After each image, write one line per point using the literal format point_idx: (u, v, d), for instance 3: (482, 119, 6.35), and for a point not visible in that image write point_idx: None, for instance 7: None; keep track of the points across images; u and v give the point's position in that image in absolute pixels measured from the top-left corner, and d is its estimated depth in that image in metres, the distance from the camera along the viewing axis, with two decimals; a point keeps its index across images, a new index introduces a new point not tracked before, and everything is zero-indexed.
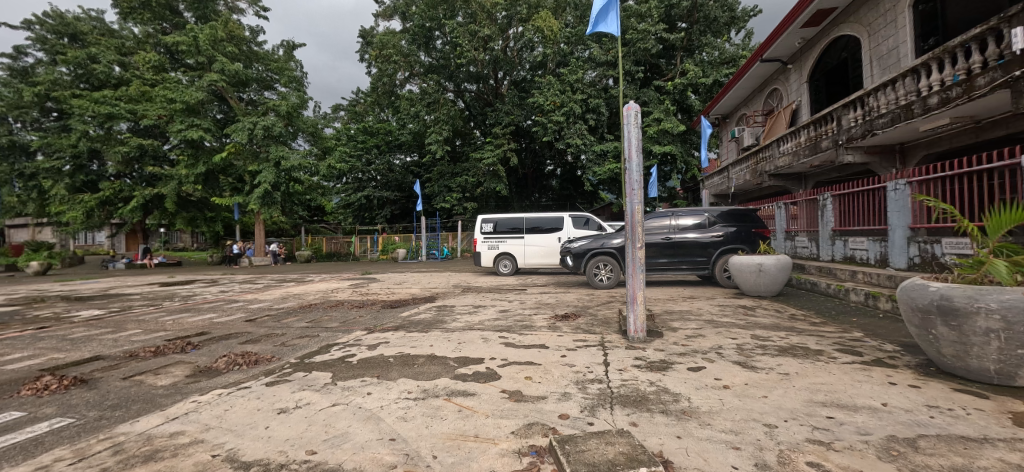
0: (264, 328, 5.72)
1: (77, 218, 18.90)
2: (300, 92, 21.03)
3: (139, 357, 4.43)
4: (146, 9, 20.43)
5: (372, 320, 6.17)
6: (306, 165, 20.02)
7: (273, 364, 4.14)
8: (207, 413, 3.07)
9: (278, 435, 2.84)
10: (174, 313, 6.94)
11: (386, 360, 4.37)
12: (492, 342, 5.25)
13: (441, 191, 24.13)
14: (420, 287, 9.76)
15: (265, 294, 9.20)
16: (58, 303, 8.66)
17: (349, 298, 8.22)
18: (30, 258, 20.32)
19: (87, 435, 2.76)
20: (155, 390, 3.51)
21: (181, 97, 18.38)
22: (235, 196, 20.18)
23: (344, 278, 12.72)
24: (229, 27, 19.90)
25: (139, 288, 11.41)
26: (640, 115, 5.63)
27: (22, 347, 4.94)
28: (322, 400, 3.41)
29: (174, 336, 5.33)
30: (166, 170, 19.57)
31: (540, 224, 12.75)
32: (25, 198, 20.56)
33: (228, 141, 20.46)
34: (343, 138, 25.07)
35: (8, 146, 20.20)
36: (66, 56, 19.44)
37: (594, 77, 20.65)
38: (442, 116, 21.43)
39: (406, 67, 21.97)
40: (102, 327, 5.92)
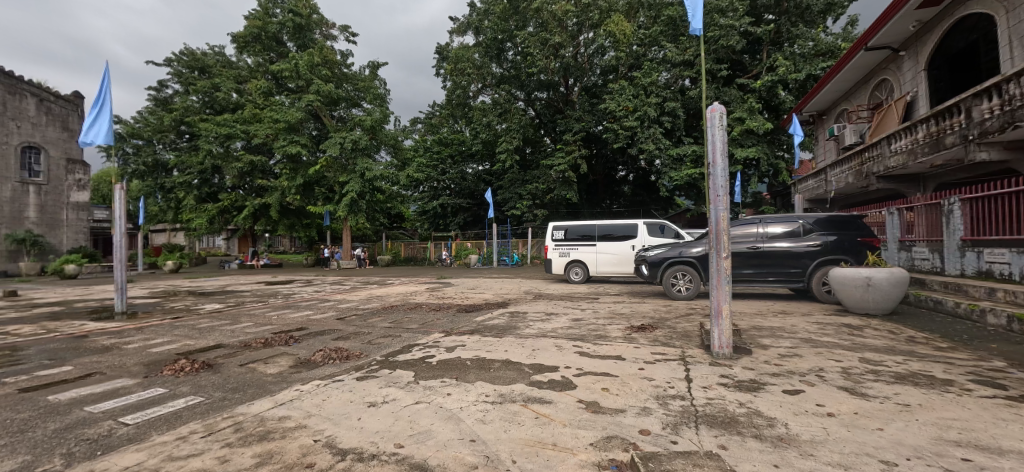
0: (352, 326, 6.15)
1: (202, 224, 21.94)
2: (383, 108, 22.64)
3: (252, 347, 4.98)
4: (258, 42, 23.36)
5: (449, 323, 6.37)
6: (387, 175, 21.49)
7: (362, 360, 4.43)
8: (307, 402, 3.34)
9: (369, 427, 3.01)
10: (278, 309, 7.73)
11: (463, 363, 4.47)
12: (566, 351, 5.16)
13: (512, 198, 24.58)
14: (493, 293, 9.95)
15: (353, 294, 9.94)
16: (188, 297, 10.05)
17: (427, 301, 8.60)
18: (166, 258, 23.92)
19: (214, 413, 3.14)
20: (265, 377, 3.91)
21: (285, 117, 20.70)
22: (327, 205, 22.11)
23: (422, 282, 13.37)
24: (324, 52, 22.08)
25: (249, 286, 12.88)
26: (726, 116, 5.21)
27: (163, 333, 5.80)
28: (407, 397, 3.56)
29: (279, 329, 5.94)
30: (271, 182, 22.03)
31: (612, 231, 12.43)
32: (165, 208, 24.30)
33: (321, 155, 22.50)
34: (420, 149, 26.53)
35: (152, 165, 24.05)
36: (197, 87, 22.80)
37: (669, 78, 19.90)
38: (513, 126, 21.84)
39: (479, 79, 22.72)
40: (221, 319, 6.77)
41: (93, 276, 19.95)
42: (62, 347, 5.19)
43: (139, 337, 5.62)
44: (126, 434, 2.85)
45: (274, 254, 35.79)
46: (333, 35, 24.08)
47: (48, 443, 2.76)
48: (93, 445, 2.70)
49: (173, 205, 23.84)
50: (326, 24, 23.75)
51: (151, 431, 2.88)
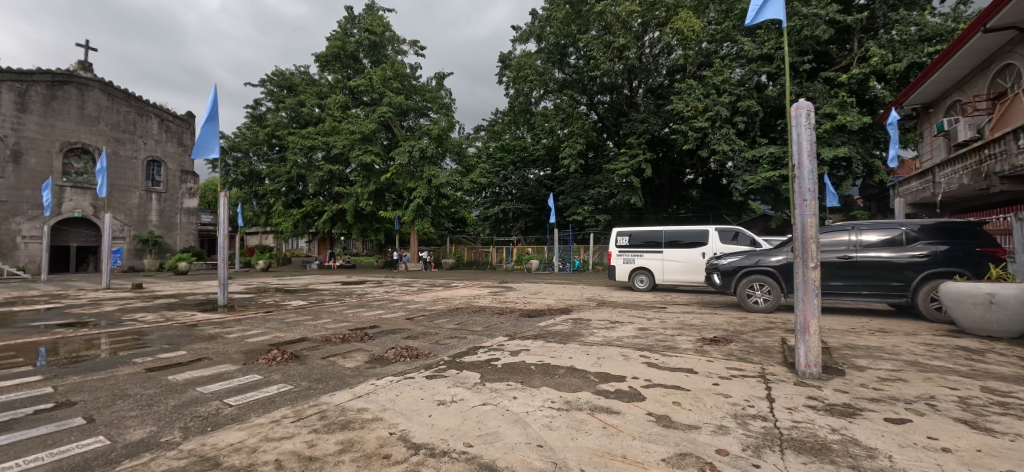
0: (420, 326, 6.40)
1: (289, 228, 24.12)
2: (448, 117, 23.63)
3: (332, 342, 5.35)
4: (337, 60, 25.32)
5: (513, 327, 6.41)
6: (451, 181, 22.30)
7: (431, 359, 4.58)
8: (382, 396, 3.51)
9: (439, 425, 3.08)
10: (354, 308, 8.25)
11: (529, 367, 4.46)
12: (633, 360, 4.97)
13: (574, 203, 24.36)
14: (555, 298, 9.89)
15: (420, 296, 10.36)
16: (277, 294, 11.06)
17: (490, 304, 8.73)
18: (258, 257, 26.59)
19: (303, 400, 3.40)
20: (345, 370, 4.17)
21: (361, 129, 22.23)
22: (397, 210, 23.33)
23: (484, 285, 13.64)
24: (395, 67, 23.46)
25: (328, 285, 13.91)
26: (814, 114, 4.76)
27: (257, 325, 6.42)
28: (473, 398, 3.60)
29: (355, 326, 6.33)
30: (348, 189, 23.69)
31: (680, 237, 11.86)
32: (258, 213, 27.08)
33: (392, 163, 23.81)
34: (483, 156, 27.18)
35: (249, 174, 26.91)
36: (285, 103, 25.17)
37: (743, 75, 18.86)
38: (576, 130, 21.67)
39: (541, 85, 22.90)
40: (305, 315, 7.35)
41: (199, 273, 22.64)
42: (179, 334, 5.94)
43: (238, 328, 6.27)
44: (231, 414, 3.18)
45: (349, 256, 38.40)
46: (403, 50, 25.54)
47: (171, 416, 3.16)
48: (204, 422, 3.04)
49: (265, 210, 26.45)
50: (397, 40, 25.28)
51: (250, 412, 3.18)
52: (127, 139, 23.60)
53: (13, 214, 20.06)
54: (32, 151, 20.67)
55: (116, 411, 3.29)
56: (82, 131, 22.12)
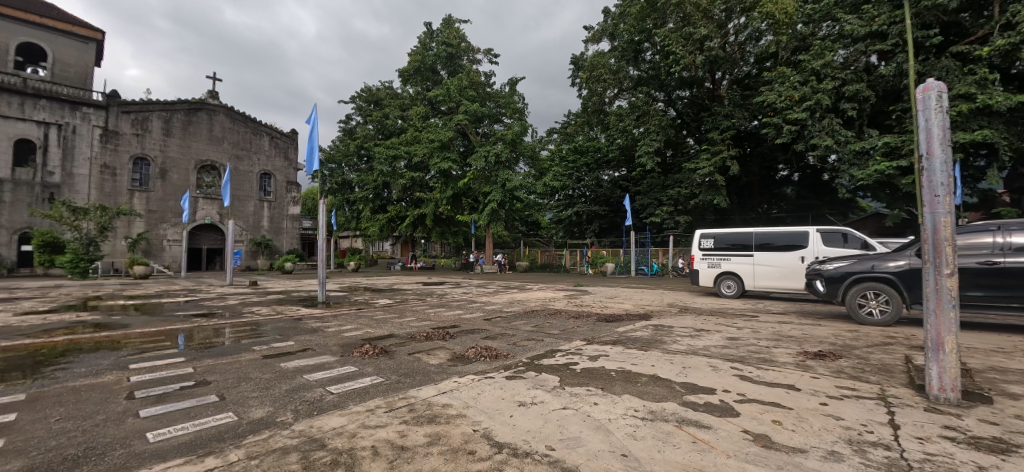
0: (498, 327, 6.53)
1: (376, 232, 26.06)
2: (521, 121, 24.13)
3: (417, 339, 5.65)
4: (418, 73, 26.89)
5: (590, 332, 6.28)
6: (525, 185, 22.65)
7: (510, 360, 4.64)
8: (465, 394, 3.62)
9: (521, 426, 3.09)
10: (435, 307, 8.65)
11: (609, 373, 4.34)
12: (722, 372, 4.61)
13: (651, 204, 23.42)
14: (633, 303, 9.54)
15: (497, 297, 10.59)
16: (367, 292, 11.96)
17: (566, 308, 8.67)
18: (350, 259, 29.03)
19: (394, 392, 3.63)
20: (429, 367, 4.38)
21: (439, 137, 23.38)
22: (473, 214, 24.15)
23: (559, 289, 13.60)
24: (471, 76, 24.39)
25: (411, 285, 14.75)
26: (947, 95, 4.04)
27: (350, 321, 7.00)
28: (554, 401, 3.57)
29: (437, 325, 6.63)
30: (428, 195, 24.98)
31: (774, 240, 10.84)
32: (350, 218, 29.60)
33: (468, 169, 24.66)
34: (556, 158, 27.05)
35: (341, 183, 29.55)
36: (372, 117, 27.29)
37: (847, 56, 16.99)
38: (653, 128, 20.80)
39: (615, 83, 22.35)
40: (392, 313, 7.86)
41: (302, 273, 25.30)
42: (288, 326, 6.68)
43: (334, 323, 6.87)
44: (333, 400, 3.48)
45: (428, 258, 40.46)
46: (477, 59, 26.46)
47: (283, 399, 3.54)
48: (310, 406, 3.37)
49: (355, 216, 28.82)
50: (472, 50, 26.32)
51: (348, 400, 3.46)
52: (245, 156, 27.18)
53: (162, 221, 23.97)
54: (175, 168, 24.59)
55: (241, 392, 3.76)
56: (211, 150, 25.87)
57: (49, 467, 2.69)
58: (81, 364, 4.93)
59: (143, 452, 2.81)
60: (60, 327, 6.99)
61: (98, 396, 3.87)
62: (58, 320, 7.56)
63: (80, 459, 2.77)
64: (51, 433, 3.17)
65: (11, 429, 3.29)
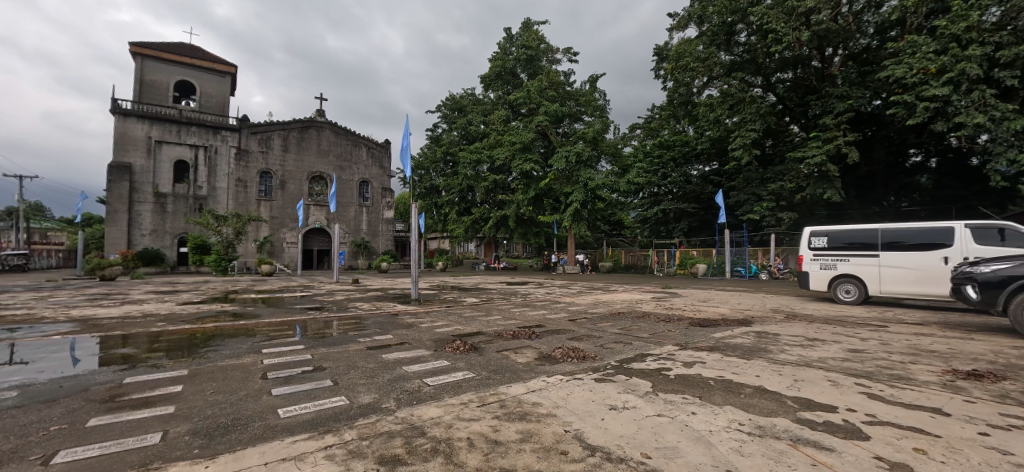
0: (584, 329, 6.43)
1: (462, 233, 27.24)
2: (602, 118, 23.76)
3: (504, 337, 5.79)
4: (499, 78, 27.57)
5: (683, 336, 5.91)
6: (608, 183, 22.19)
7: (598, 362, 4.55)
8: (554, 393, 3.62)
9: (613, 430, 2.99)
10: (520, 307, 8.76)
11: (706, 381, 4.04)
12: (843, 388, 4.05)
13: (747, 201, 21.37)
14: (730, 307, 8.80)
15: (581, 298, 10.44)
16: (455, 291, 12.52)
17: (656, 311, 8.26)
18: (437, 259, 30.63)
19: (485, 388, 3.74)
20: (517, 365, 4.45)
21: (521, 139, 23.79)
22: (554, 214, 24.16)
23: (645, 290, 13.06)
24: (550, 76, 24.41)
25: (496, 285, 15.13)
26: None
27: (441, 318, 7.39)
28: (647, 407, 3.40)
29: (523, 325, 6.71)
30: (510, 197, 25.49)
31: (908, 237, 9.29)
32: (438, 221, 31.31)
33: (549, 170, 24.71)
34: (640, 155, 26.00)
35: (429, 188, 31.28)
36: (457, 124, 28.59)
37: (1002, 15, 14.08)
38: (749, 116, 19.09)
39: (705, 72, 20.99)
40: (479, 311, 8.14)
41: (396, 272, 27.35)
42: (386, 321, 7.25)
43: (427, 319, 7.30)
44: (430, 392, 3.70)
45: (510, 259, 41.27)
46: (556, 59, 26.43)
47: (387, 388, 3.85)
48: (410, 396, 3.61)
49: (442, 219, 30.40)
50: (552, 50, 26.34)
51: (443, 393, 3.65)
52: (346, 166, 30.14)
53: (282, 226, 27.48)
54: (291, 179, 28.10)
55: (351, 378, 4.16)
56: (320, 162, 29.14)
57: (209, 431, 3.22)
58: (226, 347, 5.83)
59: (276, 425, 3.24)
60: (210, 316, 8.35)
61: (240, 375, 4.55)
62: (208, 310, 9.04)
63: (230, 427, 3.28)
64: (209, 402, 3.80)
65: (180, 398, 4.00)
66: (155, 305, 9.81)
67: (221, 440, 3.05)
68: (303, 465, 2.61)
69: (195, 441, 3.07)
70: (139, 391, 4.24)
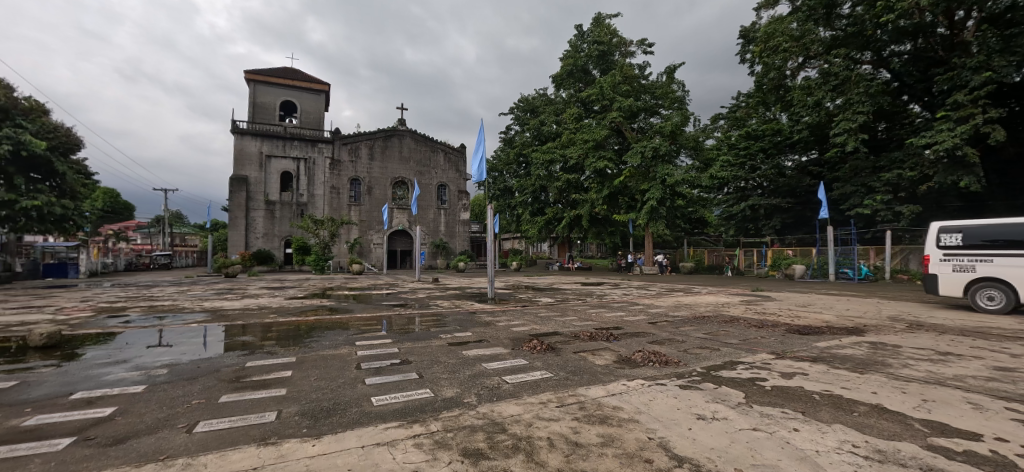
0: (665, 332, 6.14)
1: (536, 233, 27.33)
2: (681, 111, 22.53)
3: (581, 338, 5.73)
4: (571, 76, 27.27)
5: (779, 344, 5.38)
6: (688, 179, 20.99)
7: (682, 368, 4.31)
8: (636, 398, 3.50)
9: (703, 441, 2.80)
10: (597, 308, 8.60)
11: (810, 395, 3.64)
12: (989, 413, 3.40)
13: (854, 193, 18.85)
14: (836, 313, 7.84)
15: (661, 300, 9.98)
16: (530, 291, 12.61)
17: (745, 315, 7.64)
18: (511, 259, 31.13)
19: (563, 389, 3.73)
20: (596, 367, 4.37)
21: (594, 136, 23.38)
22: (630, 213, 23.37)
23: (732, 293, 12.11)
24: (624, 70, 23.59)
25: (571, 285, 14.99)
26: None
27: (517, 317, 7.52)
28: (740, 419, 3.14)
29: (600, 326, 6.59)
30: (583, 196, 25.11)
31: None
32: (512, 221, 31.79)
33: (623, 166, 23.98)
34: (724, 146, 24.06)
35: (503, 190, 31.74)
36: (530, 125, 28.61)
37: None
38: (855, 97, 16.87)
39: (800, 52, 19.01)
40: (555, 311, 8.13)
41: (472, 271, 28.33)
42: (465, 319, 7.55)
43: (503, 318, 7.45)
44: (509, 389, 3.78)
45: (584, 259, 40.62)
46: (630, 51, 25.46)
47: (468, 383, 4.00)
48: (490, 392, 3.71)
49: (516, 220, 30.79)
50: (625, 43, 25.46)
51: (522, 391, 3.70)
52: (425, 171, 31.88)
53: (370, 229, 29.81)
54: (377, 185, 30.37)
55: (435, 372, 4.38)
56: (402, 169, 31.14)
57: (314, 413, 3.59)
58: (326, 338, 6.48)
59: (370, 412, 3.51)
60: (311, 309, 9.32)
61: (338, 364, 5.01)
62: (310, 304, 10.10)
63: (332, 410, 3.62)
64: (313, 387, 4.24)
65: (289, 382, 4.51)
66: (267, 299, 11.17)
67: (325, 422, 3.38)
68: (395, 451, 2.80)
69: (306, 421, 3.44)
70: (257, 374, 4.86)
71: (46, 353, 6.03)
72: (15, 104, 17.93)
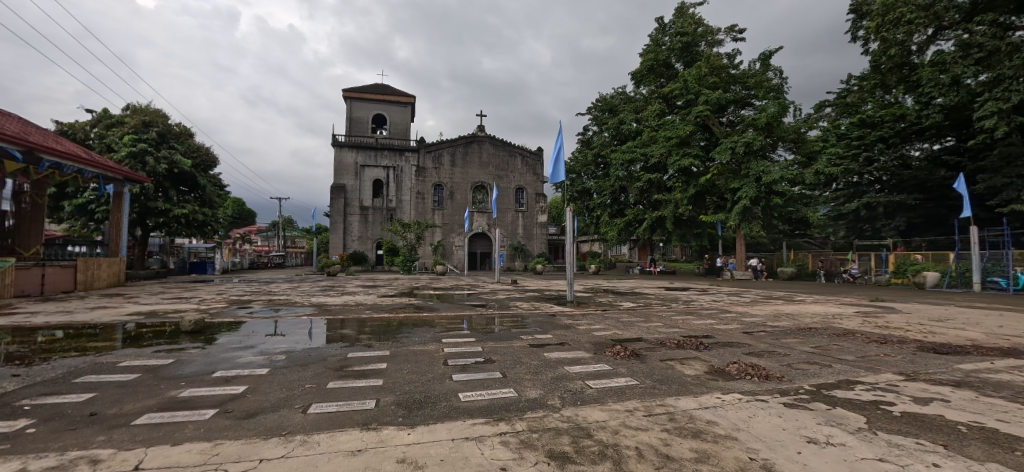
0: (764, 344, 5.63)
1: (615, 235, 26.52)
2: (778, 100, 20.56)
3: (667, 345, 5.48)
4: (651, 72, 26.16)
5: (909, 364, 4.65)
6: (788, 175, 19.06)
7: (786, 384, 3.92)
8: (733, 414, 3.25)
9: (815, 467, 2.51)
10: (684, 314, 8.14)
11: (954, 427, 3.09)
12: None
13: (1008, 186, 15.69)
14: (985, 330, 6.59)
15: (757, 309, 9.16)
16: (610, 295, 12.30)
17: (863, 329, 6.71)
18: (589, 261, 30.62)
19: (650, 397, 3.61)
20: (685, 377, 4.16)
21: (677, 133, 22.22)
22: (719, 213, 21.77)
23: (845, 303, 10.71)
24: (711, 61, 22.10)
25: (654, 290, 14.34)
26: None
27: (598, 321, 7.40)
28: (862, 448, 2.76)
29: (688, 334, 6.23)
30: (666, 196, 23.92)
31: None
32: (590, 223, 31.20)
33: (711, 164, 22.51)
34: (831, 138, 21.48)
35: (581, 192, 31.10)
36: (608, 124, 27.78)
37: None
38: (1007, 71, 14.09)
39: (929, 23, 16.34)
40: (637, 316, 7.86)
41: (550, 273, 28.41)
42: (546, 321, 7.61)
43: (583, 321, 7.37)
44: (593, 394, 3.74)
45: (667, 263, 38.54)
46: (718, 40, 23.80)
47: (551, 385, 4.03)
48: (574, 396, 3.71)
49: (593, 222, 30.19)
50: (712, 32, 23.84)
51: (607, 397, 3.64)
52: (504, 175, 32.69)
53: (452, 231, 31.26)
54: (459, 190, 31.73)
55: (517, 372, 4.48)
56: (481, 173, 32.25)
57: (408, 404, 3.87)
58: (416, 335, 6.94)
59: (458, 407, 3.70)
60: (401, 307, 10.03)
61: (428, 359, 5.34)
62: (400, 302, 10.88)
63: (424, 403, 3.87)
64: (406, 380, 4.57)
65: (386, 373, 4.90)
66: (363, 297, 12.23)
67: (418, 413, 3.63)
68: (483, 446, 2.92)
69: (403, 409, 3.74)
70: (358, 364, 5.36)
71: (193, 337, 7.20)
72: (169, 129, 21.69)
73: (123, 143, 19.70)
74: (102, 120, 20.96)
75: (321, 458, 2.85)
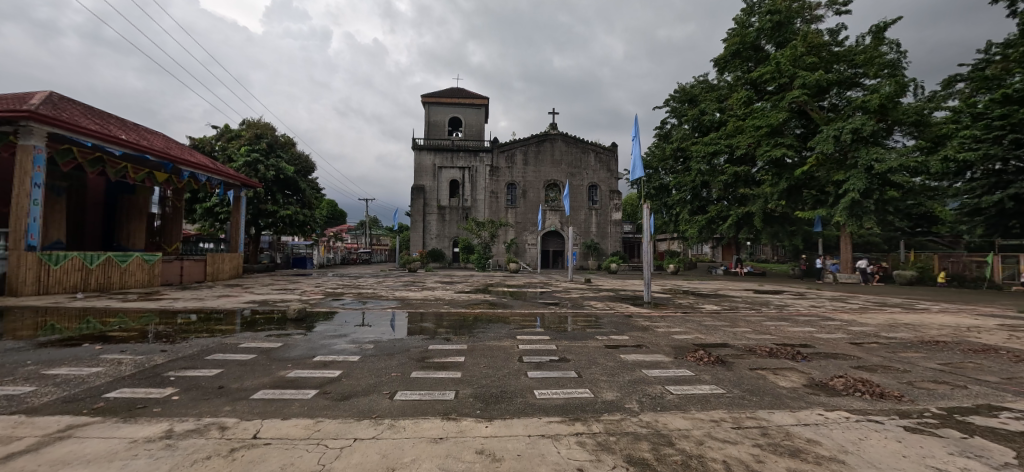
0: (877, 357, 4.96)
1: (695, 234, 24.93)
2: (895, 78, 17.91)
3: (758, 353, 5.06)
4: (737, 57, 24.12)
5: None
6: (907, 163, 16.61)
7: (906, 405, 3.42)
8: (839, 434, 2.93)
9: None
10: (776, 320, 7.47)
11: None
12: None
13: None
14: None
15: (867, 316, 8.11)
16: (691, 296, 11.62)
17: (1008, 345, 5.64)
18: (667, 260, 29.12)
19: (738, 409, 3.37)
20: (780, 389, 3.81)
21: (768, 121, 20.21)
22: (819, 209, 19.48)
23: (984, 314, 9.06)
24: (809, 39, 19.88)
25: (740, 292, 13.27)
26: None
27: (678, 323, 7.05)
28: None
29: (782, 342, 5.69)
30: (754, 191, 21.82)
31: None
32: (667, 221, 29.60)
33: (809, 153, 20.31)
34: (966, 118, 18.25)
35: (659, 189, 29.18)
36: (688, 116, 26.07)
37: None
38: None
39: None
40: (722, 320, 7.35)
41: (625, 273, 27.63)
42: (622, 322, 7.42)
43: (662, 323, 7.08)
44: (674, 401, 3.58)
45: (757, 263, 35.21)
46: (817, 16, 21.34)
47: (628, 388, 3.94)
48: (653, 401, 3.58)
49: (671, 219, 28.60)
50: (810, 7, 21.42)
51: (689, 405, 3.47)
52: (576, 172, 32.41)
53: (525, 230, 31.63)
54: (531, 188, 32.02)
55: (592, 373, 4.44)
56: (553, 171, 32.26)
57: (485, 397, 4.01)
58: (491, 330, 7.16)
59: (534, 404, 3.76)
60: (476, 303, 10.37)
61: (504, 355, 5.48)
62: (476, 298, 11.26)
63: (500, 397, 3.99)
64: (482, 374, 4.73)
65: (463, 366, 5.12)
66: (441, 292, 12.84)
67: (494, 407, 3.75)
68: (559, 445, 2.93)
69: (479, 402, 3.91)
70: (438, 356, 5.65)
71: (296, 324, 8.11)
72: (276, 140, 24.54)
73: (241, 153, 22.68)
74: (224, 134, 24.29)
75: (407, 442, 3.08)
